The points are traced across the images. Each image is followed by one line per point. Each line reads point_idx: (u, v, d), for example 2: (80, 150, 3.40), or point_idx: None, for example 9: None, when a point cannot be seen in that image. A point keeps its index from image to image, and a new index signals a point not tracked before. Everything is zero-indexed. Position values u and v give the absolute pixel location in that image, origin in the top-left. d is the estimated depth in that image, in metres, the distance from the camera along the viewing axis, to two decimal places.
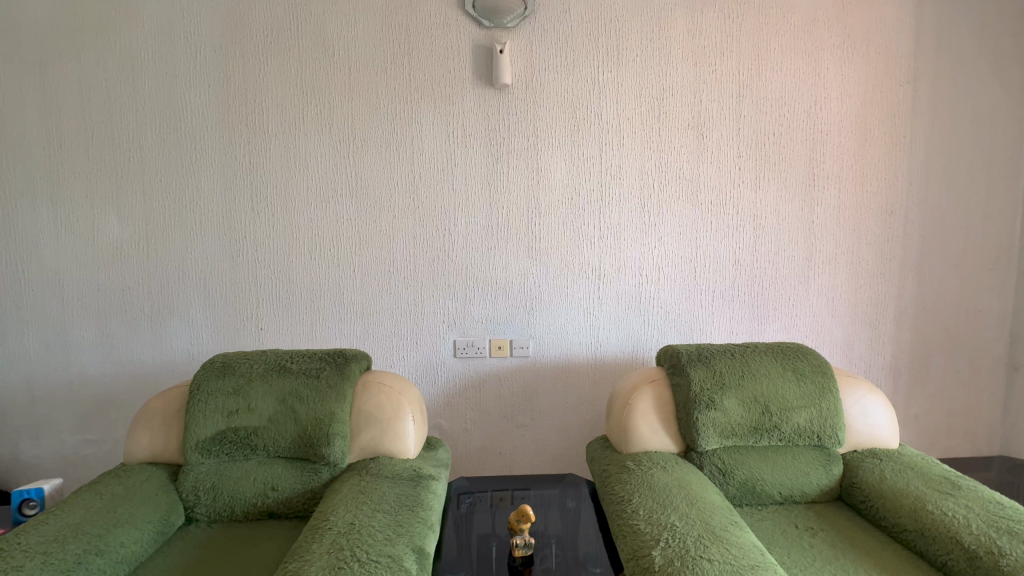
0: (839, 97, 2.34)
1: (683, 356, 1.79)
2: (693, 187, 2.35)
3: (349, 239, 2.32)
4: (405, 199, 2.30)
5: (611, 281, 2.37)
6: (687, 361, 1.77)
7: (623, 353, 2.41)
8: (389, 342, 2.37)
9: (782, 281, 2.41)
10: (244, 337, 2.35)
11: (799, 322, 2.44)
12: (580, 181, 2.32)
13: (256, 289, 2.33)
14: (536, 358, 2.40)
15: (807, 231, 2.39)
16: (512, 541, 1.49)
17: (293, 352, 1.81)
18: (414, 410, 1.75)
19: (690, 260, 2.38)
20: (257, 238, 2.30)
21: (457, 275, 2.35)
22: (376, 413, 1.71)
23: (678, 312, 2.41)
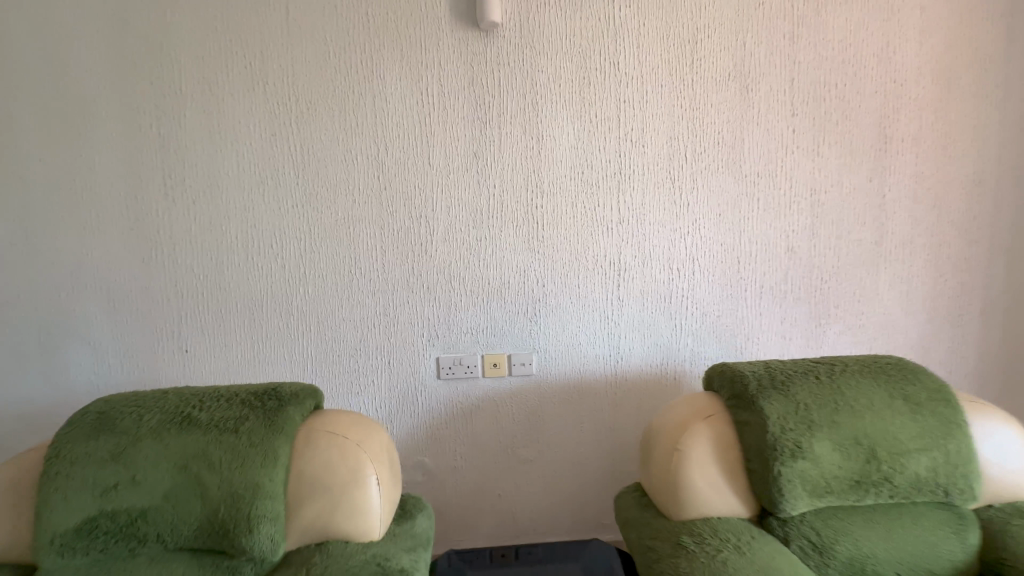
0: (917, 37, 1.84)
1: (750, 382, 1.30)
2: (736, 154, 1.84)
3: (296, 232, 1.79)
4: (367, 179, 1.78)
5: (634, 277, 1.87)
6: (757, 388, 1.28)
7: (650, 366, 1.92)
8: (354, 361, 1.85)
9: (847, 272, 1.93)
10: (164, 363, 1.82)
11: (868, 322, 1.96)
12: (591, 150, 1.81)
13: (177, 300, 1.79)
14: (542, 376, 1.90)
15: (877, 207, 1.91)
16: None
17: (206, 392, 1.28)
18: (381, 470, 1.25)
19: (732, 248, 1.89)
20: (174, 233, 1.76)
21: (438, 276, 1.83)
22: (326, 478, 1.20)
23: (718, 313, 1.91)
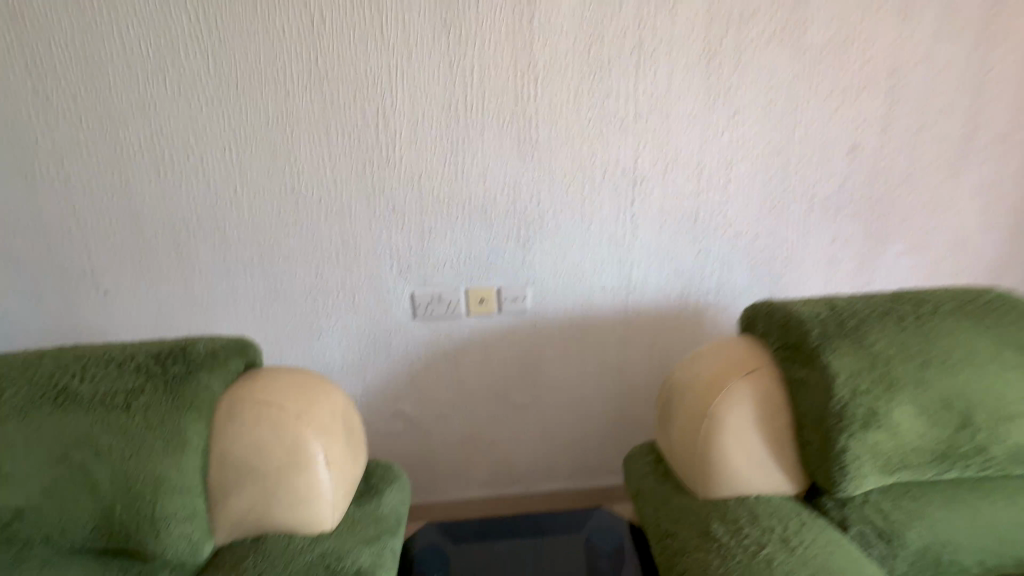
0: None
1: (812, 329, 0.98)
2: (798, 17, 1.36)
3: (216, 138, 1.37)
4: (301, 62, 1.32)
5: (653, 189, 1.49)
6: (822, 337, 0.97)
7: (667, 298, 1.60)
8: (311, 300, 1.54)
9: (922, 178, 1.53)
10: (81, 306, 1.50)
11: (938, 240, 1.60)
12: (602, 15, 1.33)
13: (80, 230, 1.43)
14: (538, 313, 1.59)
15: (974, 90, 1.46)
16: None
17: (91, 355, 0.98)
18: (331, 448, 0.98)
19: (780, 149, 1.47)
20: (58, 144, 1.36)
21: (406, 193, 1.45)
22: (258, 462, 0.94)
23: (755, 233, 1.55)
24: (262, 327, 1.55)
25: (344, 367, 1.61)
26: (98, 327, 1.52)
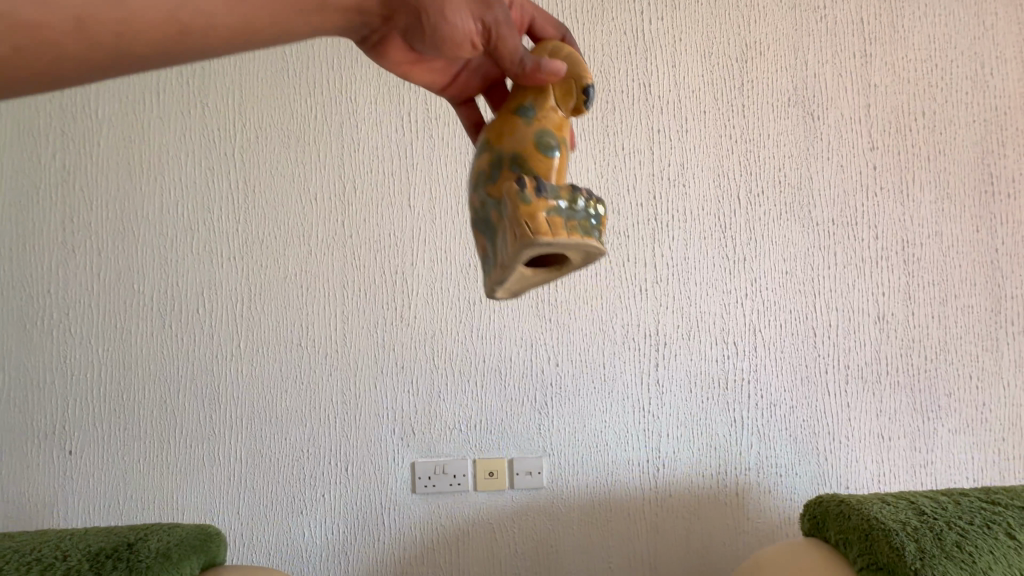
0: (1018, 58, 1.49)
1: (906, 543, 0.87)
2: (803, 197, 1.44)
3: (228, 290, 1.35)
4: (329, 223, 1.36)
5: (677, 355, 1.40)
6: (920, 555, 0.86)
7: (702, 476, 1.40)
8: (299, 469, 1.35)
9: (958, 349, 1.46)
10: (36, 468, 1.31)
11: (994, 416, 1.46)
12: (619, 192, 1.39)
13: (64, 380, 1.32)
14: (556, 490, 1.38)
15: (989, 265, 1.47)
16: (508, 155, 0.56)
17: (52, 538, 0.93)
18: None
19: (804, 317, 1.43)
20: (69, 291, 1.32)
21: (416, 348, 1.37)
22: None
23: (792, 403, 1.43)
24: (238, 500, 1.34)
25: (325, 552, 1.35)
26: (47, 496, 1.31)
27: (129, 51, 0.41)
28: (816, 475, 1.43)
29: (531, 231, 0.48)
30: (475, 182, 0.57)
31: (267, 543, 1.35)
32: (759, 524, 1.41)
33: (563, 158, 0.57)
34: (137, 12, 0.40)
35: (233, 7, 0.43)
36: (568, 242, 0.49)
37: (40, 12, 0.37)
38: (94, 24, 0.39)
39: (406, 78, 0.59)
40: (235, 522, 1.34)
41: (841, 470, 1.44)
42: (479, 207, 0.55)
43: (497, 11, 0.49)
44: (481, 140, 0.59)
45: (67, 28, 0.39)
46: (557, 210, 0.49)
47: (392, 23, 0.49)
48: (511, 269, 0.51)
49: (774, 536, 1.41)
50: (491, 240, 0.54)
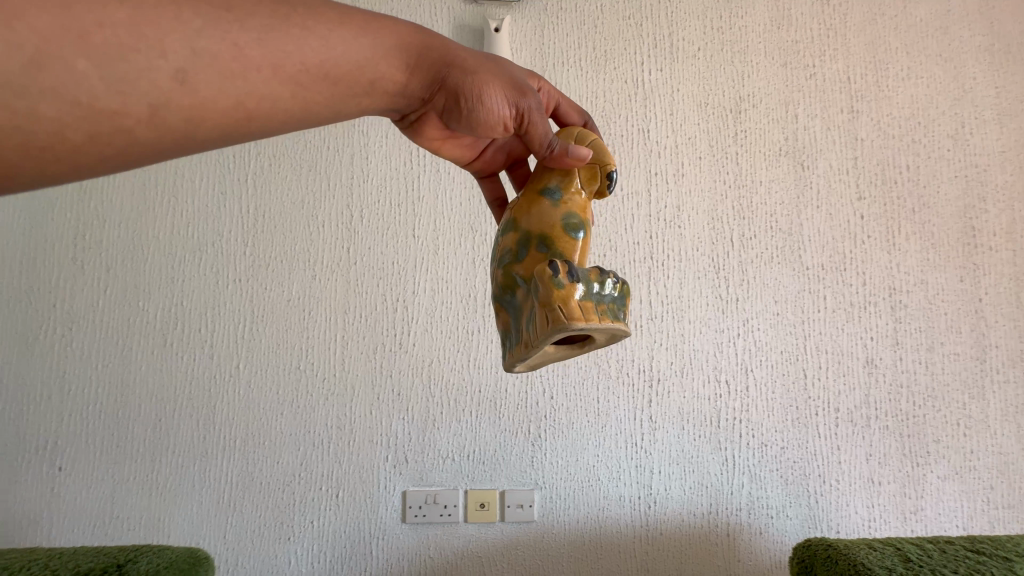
0: (996, 120, 1.57)
1: None
2: (794, 242, 1.49)
3: (231, 312, 1.37)
4: (334, 250, 1.40)
5: (670, 392, 1.43)
6: None
7: (694, 516, 1.40)
8: (289, 494, 1.34)
9: (945, 395, 1.49)
10: (24, 485, 1.30)
11: (982, 464, 1.48)
12: (617, 230, 1.44)
13: (61, 395, 1.32)
14: (546, 525, 1.38)
15: (974, 314, 1.51)
16: (535, 237, 0.61)
17: (42, 557, 0.93)
18: None
19: (795, 358, 1.46)
20: (74, 307, 1.34)
21: (414, 375, 1.39)
22: None
23: (783, 444, 1.44)
24: (225, 524, 1.33)
25: None
26: (32, 514, 1.30)
27: (195, 134, 0.40)
28: (807, 518, 1.43)
29: (564, 318, 0.52)
30: (501, 258, 0.62)
31: (252, 570, 1.32)
32: (750, 568, 1.40)
33: (586, 237, 0.63)
34: (211, 99, 0.39)
35: (300, 94, 0.43)
36: (598, 326, 0.53)
37: (113, 98, 0.35)
38: (167, 110, 0.37)
39: (437, 149, 0.64)
40: (221, 548, 1.32)
41: (832, 513, 1.44)
42: (507, 285, 0.60)
43: (529, 99, 0.55)
44: (508, 217, 0.65)
45: (139, 114, 0.37)
46: (587, 295, 0.53)
47: (432, 104, 0.54)
48: (538, 350, 0.55)
49: None
50: (518, 319, 0.58)
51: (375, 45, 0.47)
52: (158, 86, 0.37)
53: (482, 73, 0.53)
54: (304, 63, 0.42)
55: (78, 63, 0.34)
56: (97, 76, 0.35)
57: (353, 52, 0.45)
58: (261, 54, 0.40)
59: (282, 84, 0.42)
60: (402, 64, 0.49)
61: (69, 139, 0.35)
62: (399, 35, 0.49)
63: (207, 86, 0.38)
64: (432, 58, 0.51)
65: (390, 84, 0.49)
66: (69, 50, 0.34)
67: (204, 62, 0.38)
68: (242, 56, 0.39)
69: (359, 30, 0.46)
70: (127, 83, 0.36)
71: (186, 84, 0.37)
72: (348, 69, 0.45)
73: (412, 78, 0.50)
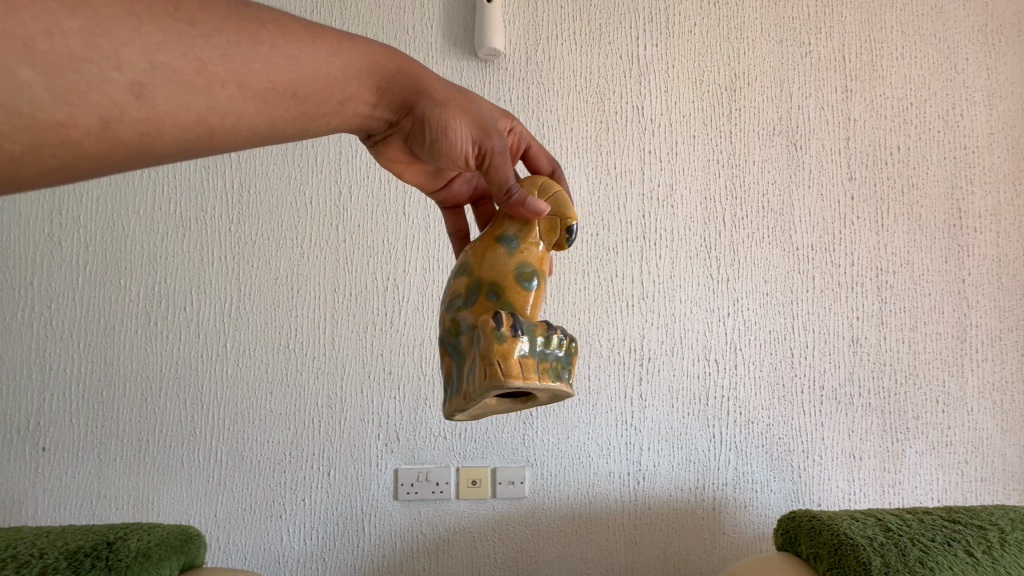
0: (986, 101, 1.58)
1: (873, 558, 0.91)
2: (785, 222, 1.49)
3: (217, 290, 1.34)
4: (324, 228, 1.37)
5: (660, 370, 1.44)
6: (885, 570, 0.90)
7: (681, 491, 1.43)
8: (279, 473, 1.34)
9: (925, 373, 1.53)
10: (7, 465, 1.28)
11: (957, 439, 1.53)
12: (609, 208, 1.43)
13: (42, 373, 1.29)
14: (537, 500, 1.40)
15: (956, 295, 1.54)
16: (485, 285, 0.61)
17: (28, 535, 0.91)
18: None
19: (783, 337, 1.48)
20: (52, 285, 1.30)
21: (405, 355, 1.38)
22: None
23: (769, 421, 1.47)
24: (216, 502, 1.32)
25: (302, 557, 1.34)
26: (16, 494, 1.28)
27: (151, 148, 0.38)
28: (790, 492, 1.47)
29: (502, 376, 0.51)
30: (451, 301, 0.62)
31: (243, 548, 1.33)
32: (734, 539, 1.44)
33: (538, 289, 0.62)
34: (169, 111, 0.37)
35: (265, 111, 0.42)
36: (536, 385, 0.52)
37: (62, 108, 0.33)
38: (119, 123, 0.35)
39: (401, 172, 0.64)
40: (212, 525, 1.32)
41: (814, 487, 1.48)
42: (453, 327, 0.59)
43: (494, 140, 0.56)
44: (466, 258, 0.64)
45: (89, 126, 0.34)
46: (529, 351, 0.53)
47: (399, 126, 0.54)
48: (474, 402, 0.55)
49: (748, 551, 1.44)
50: (459, 367, 0.57)
51: (348, 65, 0.47)
52: (111, 97, 0.35)
53: (451, 107, 0.54)
54: (270, 81, 0.41)
55: (21, 70, 0.32)
56: (43, 86, 0.32)
57: (321, 71, 0.44)
58: (225, 69, 0.39)
59: (247, 99, 0.40)
60: (372, 84, 0.49)
61: (12, 150, 0.33)
62: (372, 57, 0.48)
63: (166, 101, 0.37)
64: (402, 82, 0.51)
65: (358, 105, 0.49)
66: (15, 57, 0.31)
67: (165, 77, 0.36)
68: (204, 69, 0.38)
69: (333, 48, 0.45)
70: (77, 95, 0.33)
71: (142, 98, 0.36)
72: (315, 89, 0.44)
73: (381, 100, 0.50)
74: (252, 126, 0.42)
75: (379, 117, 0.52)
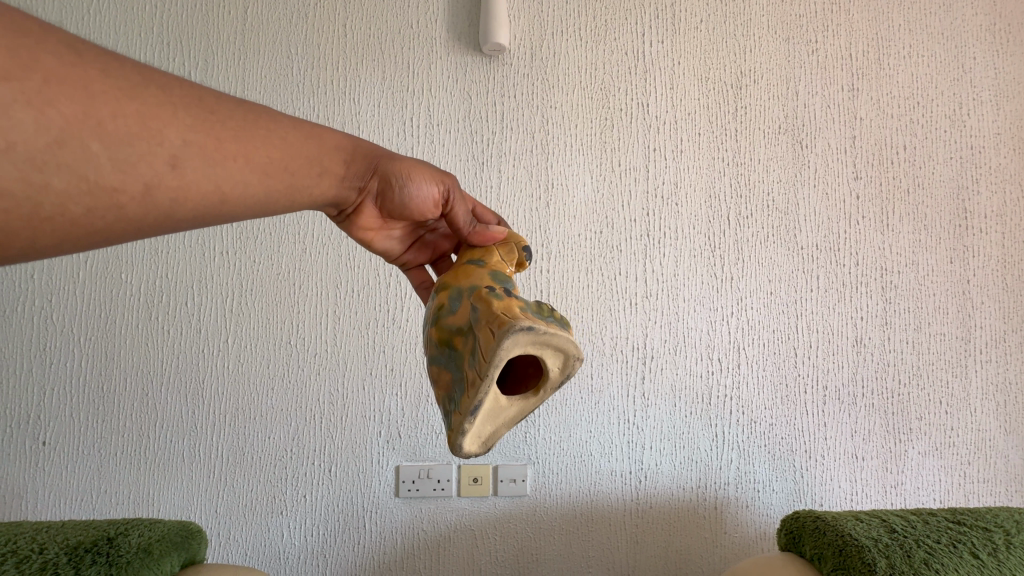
0: (993, 101, 1.57)
1: (878, 560, 0.91)
2: (790, 221, 1.49)
3: (218, 287, 1.33)
4: (326, 223, 1.36)
5: (663, 369, 1.43)
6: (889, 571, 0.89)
7: (683, 490, 1.43)
8: (280, 470, 1.33)
9: (928, 375, 1.52)
10: (6, 459, 1.27)
11: (960, 440, 1.52)
12: (613, 207, 1.42)
13: (42, 368, 1.29)
14: (539, 498, 1.39)
15: (960, 296, 1.54)
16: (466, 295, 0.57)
17: (28, 531, 0.91)
18: None
19: (786, 337, 1.48)
20: (52, 280, 1.29)
21: (407, 353, 1.37)
22: None
23: (772, 421, 1.47)
24: (216, 499, 1.32)
25: (303, 555, 1.34)
26: (15, 489, 1.27)
27: (177, 213, 0.41)
28: (792, 492, 1.47)
29: (509, 321, 0.49)
30: (431, 324, 0.57)
31: (243, 544, 1.33)
32: (737, 538, 1.44)
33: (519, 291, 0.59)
34: (196, 182, 0.41)
35: (269, 182, 0.46)
36: (547, 328, 0.49)
37: (115, 176, 0.37)
38: (158, 190, 0.39)
39: (371, 243, 0.65)
40: (212, 521, 1.32)
41: (816, 487, 1.48)
42: (444, 338, 0.54)
43: (450, 184, 0.61)
44: (434, 288, 0.59)
45: (134, 192, 0.38)
46: (528, 305, 0.52)
47: (368, 190, 0.57)
48: (490, 374, 0.49)
49: (751, 551, 1.44)
50: (459, 366, 0.52)
51: (321, 144, 0.51)
52: (155, 169, 0.39)
53: (409, 163, 0.58)
54: (271, 156, 0.46)
55: (91, 144, 0.36)
56: (106, 157, 0.37)
57: (308, 149, 0.49)
58: (237, 147, 0.43)
59: (251, 173, 0.44)
60: (341, 158, 0.53)
61: (72, 212, 0.36)
62: (338, 136, 0.53)
63: (195, 171, 0.41)
64: (364, 152, 0.55)
65: (333, 176, 0.52)
66: (85, 134, 0.35)
67: (201, 150, 0.41)
68: (223, 148, 0.42)
69: (309, 129, 0.50)
70: (129, 164, 0.38)
71: (177, 168, 0.40)
72: (304, 164, 0.49)
73: (350, 169, 0.54)
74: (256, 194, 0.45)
75: (350, 186, 0.55)
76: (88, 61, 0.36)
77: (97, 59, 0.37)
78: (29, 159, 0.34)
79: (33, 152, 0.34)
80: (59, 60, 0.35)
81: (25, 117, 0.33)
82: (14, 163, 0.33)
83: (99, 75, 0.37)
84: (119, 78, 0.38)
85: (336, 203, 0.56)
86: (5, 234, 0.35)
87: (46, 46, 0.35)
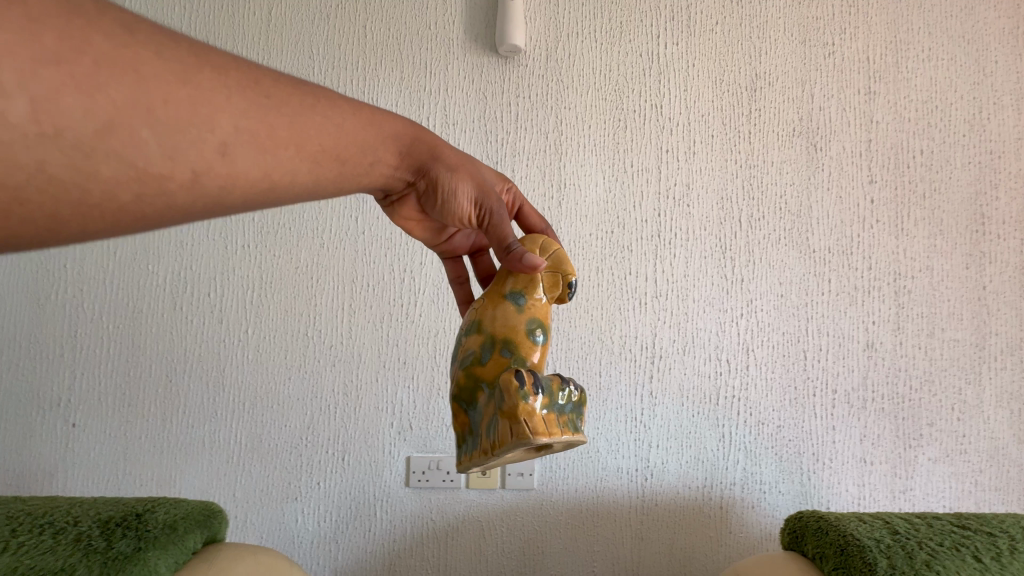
0: (1016, 105, 1.55)
1: (879, 559, 0.92)
2: (802, 223, 1.49)
3: (239, 277, 1.38)
4: (343, 217, 1.40)
5: (671, 368, 1.45)
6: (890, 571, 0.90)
7: (689, 490, 1.44)
8: (296, 456, 1.38)
9: (940, 380, 1.51)
10: (39, 438, 1.34)
11: (972, 448, 1.51)
12: (625, 207, 1.44)
13: (73, 353, 1.35)
14: (545, 492, 1.42)
15: (976, 301, 1.52)
16: (497, 343, 0.64)
17: (62, 504, 0.97)
18: None
19: (796, 339, 1.48)
20: (84, 268, 1.35)
21: (419, 345, 1.40)
22: None
23: (779, 423, 1.47)
24: (234, 482, 1.37)
25: (316, 539, 1.38)
26: (48, 468, 1.34)
27: (223, 200, 0.45)
28: (799, 494, 1.47)
29: (529, 435, 0.55)
30: (463, 360, 0.64)
31: (259, 527, 1.37)
32: (740, 539, 1.45)
33: (544, 344, 0.66)
34: (244, 169, 0.44)
35: (316, 169, 0.49)
36: (559, 439, 0.57)
37: (164, 163, 0.40)
38: (206, 176, 0.42)
39: (410, 229, 0.69)
40: (230, 503, 1.37)
41: (823, 491, 1.48)
42: (471, 387, 0.62)
43: (493, 201, 0.61)
44: (472, 322, 0.67)
45: (182, 178, 0.41)
46: (550, 408, 0.58)
47: (415, 186, 0.61)
48: (498, 456, 0.58)
49: (754, 551, 1.45)
50: (477, 424, 0.61)
51: (378, 134, 0.54)
52: (204, 156, 0.42)
53: (459, 172, 0.60)
54: (322, 145, 0.49)
55: (141, 131, 0.38)
56: (155, 144, 0.39)
57: (361, 139, 0.53)
58: (289, 135, 0.46)
59: (301, 159, 0.48)
60: (396, 150, 0.56)
61: (120, 199, 0.39)
62: (397, 125, 0.56)
63: (243, 159, 0.44)
64: (421, 150, 0.58)
65: (384, 167, 0.56)
66: (136, 120, 0.38)
67: (254, 138, 0.44)
68: (275, 135, 0.45)
69: (369, 120, 0.53)
70: (178, 150, 0.40)
71: (226, 155, 0.43)
72: (354, 153, 0.52)
73: (402, 162, 0.58)
74: (303, 181, 0.49)
75: (400, 177, 0.59)
76: (141, 43, 0.39)
77: (151, 42, 0.40)
78: (78, 146, 0.36)
79: (81, 138, 0.36)
80: (112, 46, 0.37)
81: (74, 103, 0.35)
82: (64, 151, 0.36)
83: (150, 61, 0.39)
84: (171, 62, 0.40)
85: (385, 190, 0.60)
86: (57, 219, 0.38)
87: (99, 31, 0.37)
